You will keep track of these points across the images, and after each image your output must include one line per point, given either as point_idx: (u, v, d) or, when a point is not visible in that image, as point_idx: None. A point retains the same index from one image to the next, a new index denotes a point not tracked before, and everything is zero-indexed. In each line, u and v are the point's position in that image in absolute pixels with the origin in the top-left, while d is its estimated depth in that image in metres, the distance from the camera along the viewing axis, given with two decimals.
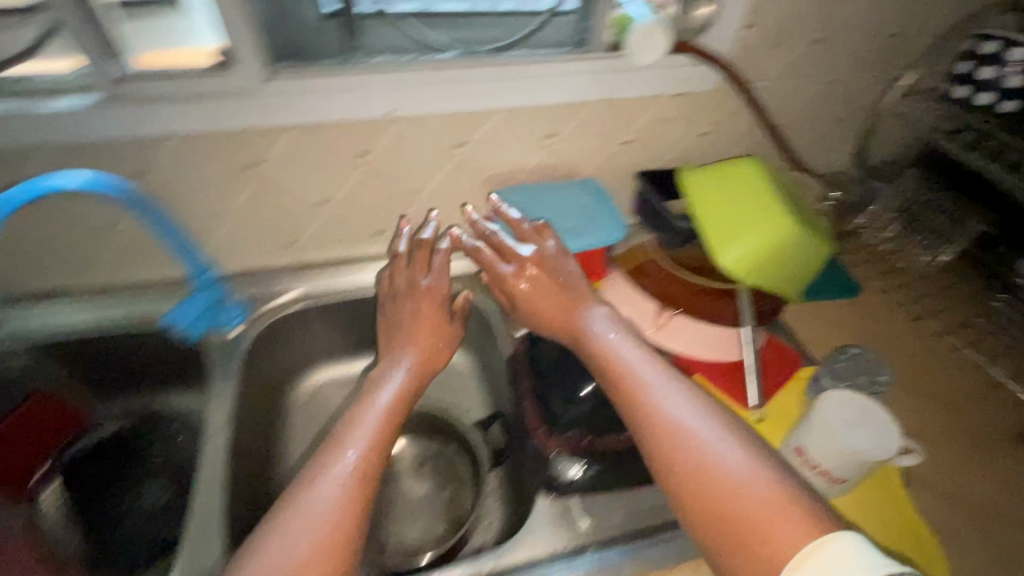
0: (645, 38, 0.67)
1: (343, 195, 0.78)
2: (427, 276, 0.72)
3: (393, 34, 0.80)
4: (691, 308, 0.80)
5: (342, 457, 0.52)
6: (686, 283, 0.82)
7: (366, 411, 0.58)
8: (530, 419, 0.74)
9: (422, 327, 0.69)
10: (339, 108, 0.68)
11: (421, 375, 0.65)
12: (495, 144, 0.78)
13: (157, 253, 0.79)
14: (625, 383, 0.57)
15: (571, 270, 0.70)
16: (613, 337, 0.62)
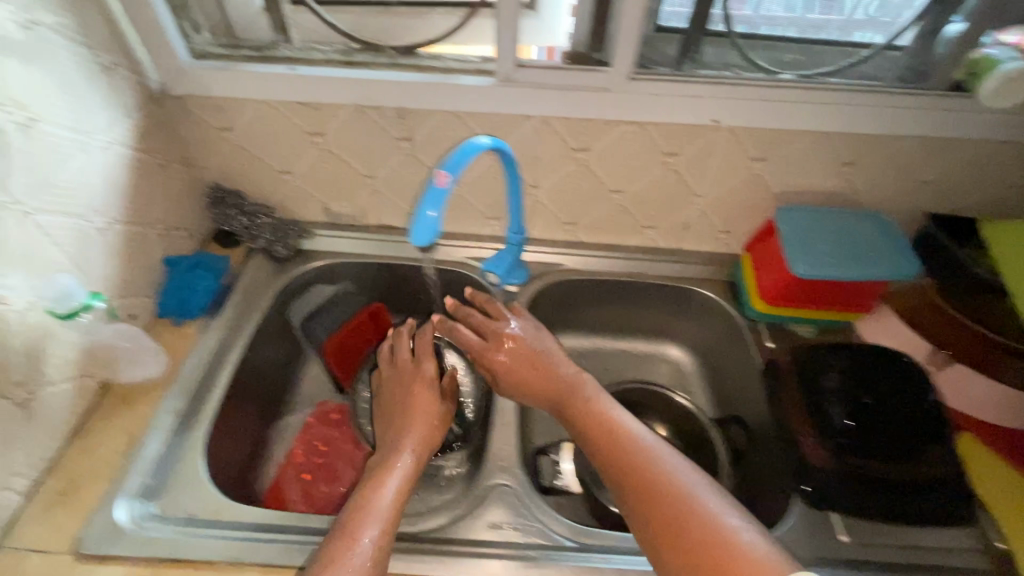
0: (1010, 85, 0.68)
1: (567, 176, 0.87)
2: (407, 365, 0.80)
3: (662, 48, 0.81)
4: (976, 362, 0.80)
5: (360, 536, 0.57)
6: (969, 334, 0.81)
7: (375, 498, 0.61)
8: (801, 421, 0.75)
9: (414, 418, 0.74)
10: (623, 107, 0.77)
11: (417, 444, 0.71)
12: (714, 157, 0.83)
13: (356, 196, 0.92)
14: (634, 469, 0.60)
15: (550, 352, 0.76)
16: (645, 429, 0.66)
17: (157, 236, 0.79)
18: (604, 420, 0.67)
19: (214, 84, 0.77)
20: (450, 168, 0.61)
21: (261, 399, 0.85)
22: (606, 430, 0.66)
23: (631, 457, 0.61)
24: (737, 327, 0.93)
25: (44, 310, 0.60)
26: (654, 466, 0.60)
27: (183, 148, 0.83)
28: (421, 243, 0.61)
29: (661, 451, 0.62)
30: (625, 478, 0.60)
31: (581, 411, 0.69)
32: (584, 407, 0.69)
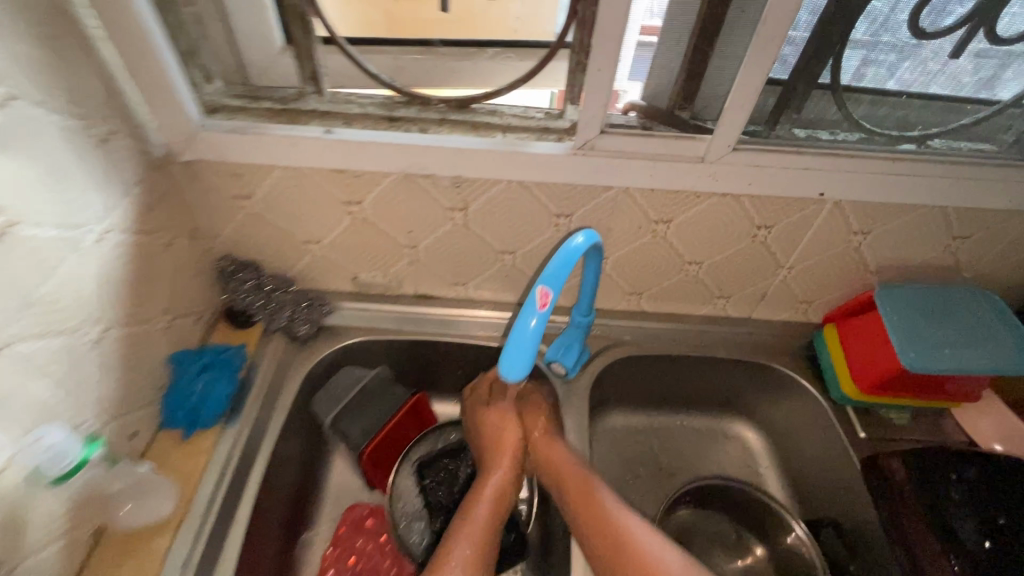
0: None
1: (634, 250, 0.76)
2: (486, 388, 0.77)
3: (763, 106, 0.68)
4: None
5: (459, 550, 0.59)
6: None
7: (465, 522, 0.62)
8: (917, 526, 0.67)
9: (503, 439, 0.72)
10: (712, 180, 0.66)
11: (499, 492, 0.67)
12: (808, 231, 0.73)
13: (387, 265, 0.80)
14: None
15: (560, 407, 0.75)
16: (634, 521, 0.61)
17: (162, 331, 0.65)
18: (614, 530, 0.60)
19: (233, 148, 0.63)
20: (551, 281, 0.53)
21: (286, 514, 0.72)
22: (620, 545, 0.58)
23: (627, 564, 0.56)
24: (820, 409, 0.83)
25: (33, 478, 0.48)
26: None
27: (191, 218, 0.69)
28: (515, 371, 0.54)
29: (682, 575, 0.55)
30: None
31: (594, 519, 0.61)
32: (597, 516, 0.61)
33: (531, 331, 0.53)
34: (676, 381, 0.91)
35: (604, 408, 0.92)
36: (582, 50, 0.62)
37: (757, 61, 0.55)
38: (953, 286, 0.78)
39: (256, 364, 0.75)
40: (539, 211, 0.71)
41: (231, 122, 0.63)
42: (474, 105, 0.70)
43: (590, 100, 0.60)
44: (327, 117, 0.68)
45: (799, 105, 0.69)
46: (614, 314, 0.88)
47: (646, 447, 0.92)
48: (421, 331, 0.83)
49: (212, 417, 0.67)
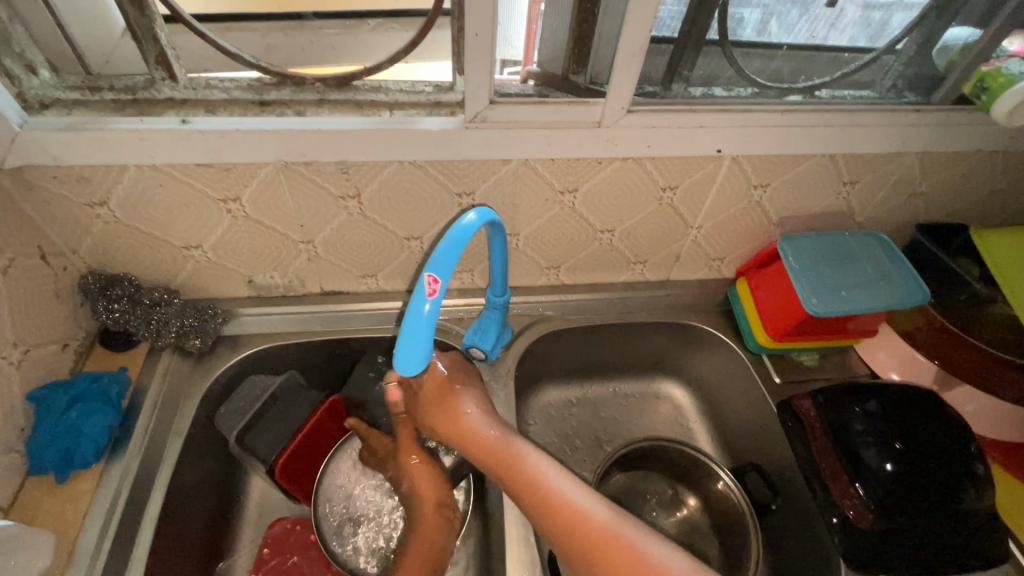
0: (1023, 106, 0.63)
1: (544, 224, 0.74)
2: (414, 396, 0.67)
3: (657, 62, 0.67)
4: (964, 372, 0.77)
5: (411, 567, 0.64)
6: (961, 348, 0.77)
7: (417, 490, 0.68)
8: (828, 462, 0.69)
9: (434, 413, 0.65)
10: (610, 146, 0.65)
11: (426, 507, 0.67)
12: (711, 189, 0.74)
13: (288, 265, 0.73)
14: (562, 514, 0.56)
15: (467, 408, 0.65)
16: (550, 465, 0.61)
17: (14, 366, 0.57)
18: (536, 484, 0.58)
19: (70, 149, 0.55)
20: (438, 263, 0.49)
21: (197, 544, 0.66)
22: (542, 497, 0.57)
23: (555, 512, 0.56)
24: (740, 361, 0.86)
25: None
26: (586, 524, 0.55)
27: (36, 234, 0.60)
28: (414, 364, 0.51)
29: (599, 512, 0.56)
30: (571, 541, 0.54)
31: (515, 472, 0.60)
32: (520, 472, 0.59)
33: (423, 324, 0.49)
34: (604, 350, 0.91)
35: (535, 385, 0.91)
36: (461, 14, 0.58)
37: (637, 15, 0.53)
38: (846, 230, 0.82)
39: (143, 388, 0.67)
40: (439, 190, 0.67)
41: (63, 119, 0.55)
42: (356, 83, 0.64)
43: (473, 67, 0.56)
44: (184, 105, 0.59)
45: (691, 61, 0.68)
46: (536, 290, 0.86)
47: (581, 418, 0.92)
48: (332, 331, 0.78)
49: (94, 453, 0.60)
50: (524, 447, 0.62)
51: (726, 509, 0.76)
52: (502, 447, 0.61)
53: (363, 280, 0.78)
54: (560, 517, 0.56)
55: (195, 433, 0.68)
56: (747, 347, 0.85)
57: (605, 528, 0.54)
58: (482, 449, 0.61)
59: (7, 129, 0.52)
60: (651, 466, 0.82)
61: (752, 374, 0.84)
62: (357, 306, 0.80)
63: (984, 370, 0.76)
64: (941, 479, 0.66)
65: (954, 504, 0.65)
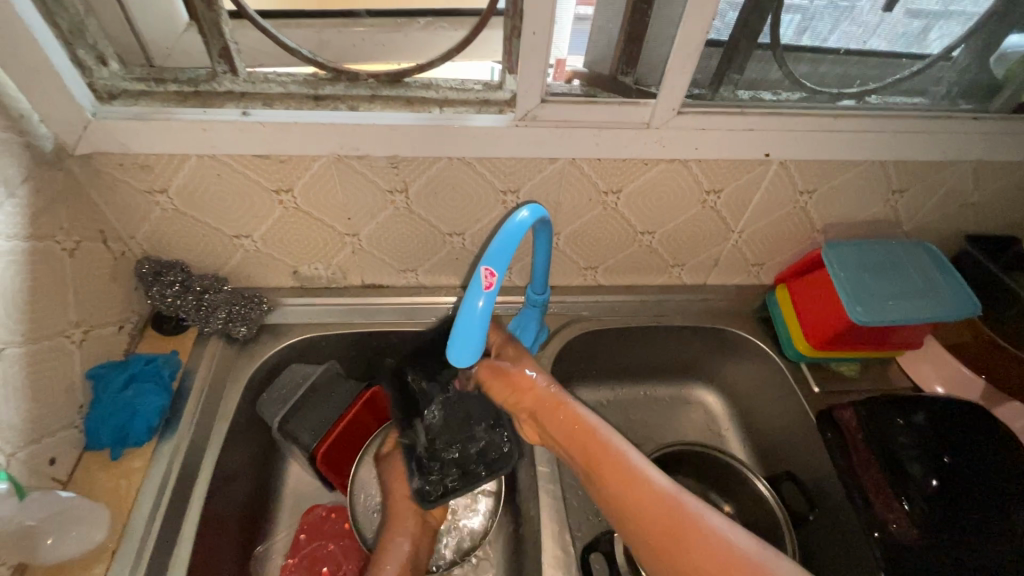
0: None
1: (585, 224, 0.75)
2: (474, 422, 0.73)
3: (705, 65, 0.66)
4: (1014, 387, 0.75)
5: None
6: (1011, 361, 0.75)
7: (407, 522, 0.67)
8: (869, 478, 0.68)
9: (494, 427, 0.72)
10: (656, 147, 0.65)
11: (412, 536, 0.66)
12: (756, 193, 0.73)
13: (332, 257, 0.75)
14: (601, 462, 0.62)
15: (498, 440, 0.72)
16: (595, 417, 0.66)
17: (75, 344, 0.59)
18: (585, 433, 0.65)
19: (137, 137, 0.57)
20: (495, 258, 0.49)
21: (236, 528, 0.68)
22: (624, 486, 0.59)
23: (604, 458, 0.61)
24: (776, 369, 0.85)
25: None
26: (660, 510, 0.56)
27: (98, 219, 0.62)
28: (467, 356, 0.51)
29: (682, 496, 0.57)
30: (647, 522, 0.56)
31: (597, 457, 0.62)
32: (606, 460, 0.61)
33: (478, 315, 0.50)
34: (637, 353, 0.91)
35: (567, 385, 0.91)
36: (516, 14, 0.58)
37: (695, 16, 0.53)
38: (893, 239, 0.80)
39: (191, 371, 0.69)
40: (484, 187, 0.67)
41: (131, 108, 0.57)
42: (407, 80, 0.66)
43: (527, 66, 0.57)
44: (243, 98, 0.61)
45: (742, 65, 0.68)
46: (572, 290, 0.86)
47: (611, 420, 0.92)
48: (371, 323, 0.79)
49: (145, 431, 0.62)
50: (594, 418, 0.66)
51: (760, 518, 0.75)
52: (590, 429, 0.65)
53: (403, 275, 0.79)
54: (606, 461, 0.61)
55: (238, 418, 0.70)
56: (784, 355, 0.84)
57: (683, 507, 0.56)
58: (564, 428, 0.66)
59: (80, 117, 0.54)
60: (683, 470, 0.81)
61: (788, 382, 0.82)
62: (395, 300, 0.81)
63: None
64: (985, 492, 0.65)
65: (1008, 526, 0.62)
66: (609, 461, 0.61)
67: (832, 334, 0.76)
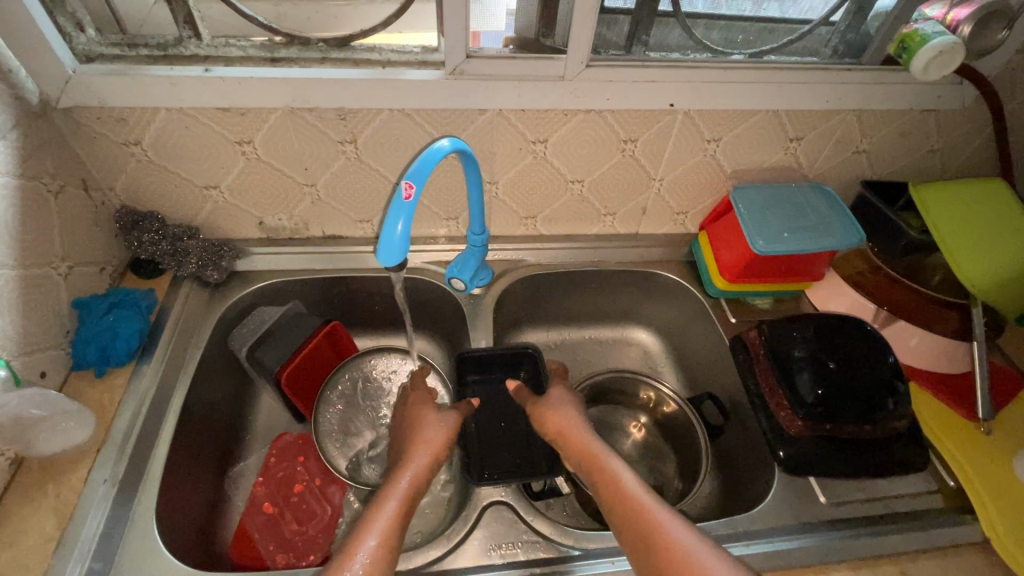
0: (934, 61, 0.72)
1: (520, 172, 0.84)
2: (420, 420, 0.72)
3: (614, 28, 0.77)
4: (902, 308, 0.85)
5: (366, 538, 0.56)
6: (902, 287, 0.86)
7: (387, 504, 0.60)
8: (768, 383, 0.79)
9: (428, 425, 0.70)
10: (573, 99, 0.74)
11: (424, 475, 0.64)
12: (669, 142, 0.83)
13: (295, 208, 0.83)
14: (628, 510, 0.59)
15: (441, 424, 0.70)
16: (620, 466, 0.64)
17: (61, 276, 0.67)
18: (597, 471, 0.64)
19: (112, 92, 0.65)
20: (414, 179, 0.56)
21: (210, 446, 0.76)
22: (631, 516, 0.58)
23: (608, 490, 0.62)
24: (700, 306, 0.94)
25: None
26: (637, 513, 0.58)
27: (80, 168, 0.71)
28: (390, 266, 0.58)
29: (645, 496, 0.60)
30: (615, 513, 0.60)
31: (595, 473, 0.64)
32: (621, 501, 0.60)
33: (400, 233, 0.56)
34: (578, 298, 1.00)
35: (516, 328, 1.00)
36: None
37: None
38: (796, 183, 0.90)
39: (167, 309, 0.78)
40: (425, 138, 0.76)
41: (107, 66, 0.65)
42: (353, 44, 0.74)
43: (451, 24, 0.66)
44: (207, 60, 0.70)
45: (647, 27, 0.78)
46: (517, 239, 0.96)
47: (557, 360, 1.01)
48: (332, 269, 0.88)
49: (127, 354, 0.70)
50: (613, 458, 0.65)
51: (681, 431, 0.85)
52: (589, 455, 0.66)
53: (361, 225, 0.88)
54: (613, 495, 0.61)
55: (211, 349, 0.78)
56: (705, 291, 0.94)
57: (659, 523, 0.56)
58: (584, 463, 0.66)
59: (62, 73, 0.63)
60: (616, 396, 0.91)
61: (709, 315, 0.92)
62: (354, 248, 0.90)
63: (915, 306, 0.85)
64: (867, 394, 0.74)
65: (882, 416, 0.73)
66: (625, 501, 0.60)
67: (739, 267, 0.86)
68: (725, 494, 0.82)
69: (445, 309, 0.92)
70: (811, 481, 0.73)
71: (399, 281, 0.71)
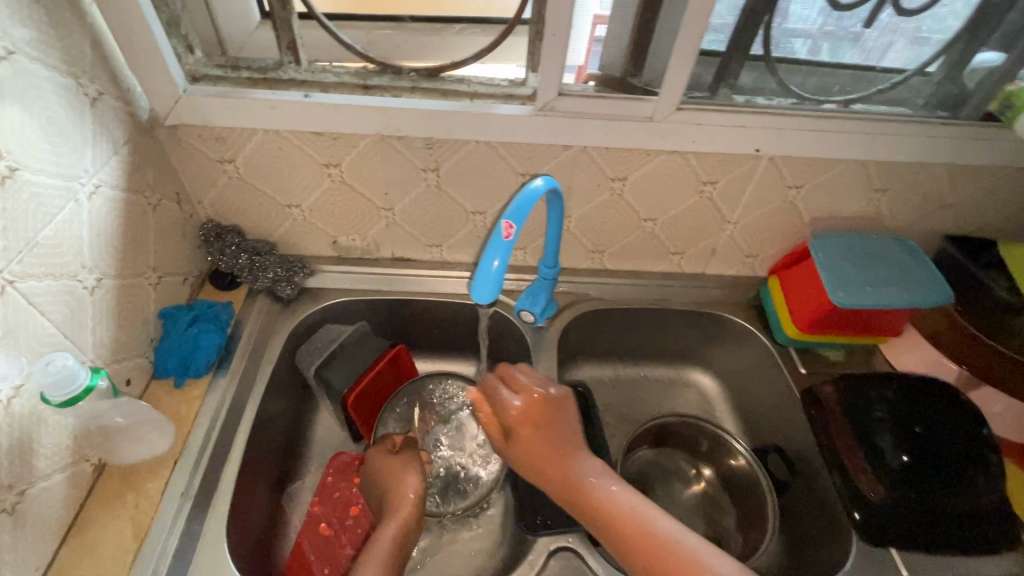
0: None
1: (593, 208, 0.83)
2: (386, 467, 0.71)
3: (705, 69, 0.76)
4: (984, 373, 0.81)
5: None
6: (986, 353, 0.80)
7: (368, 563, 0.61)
8: (845, 443, 0.75)
9: (396, 474, 0.70)
10: (658, 140, 0.74)
11: (407, 524, 0.65)
12: (748, 186, 0.81)
13: (369, 230, 0.85)
14: (649, 548, 0.55)
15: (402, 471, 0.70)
16: (613, 487, 0.61)
17: (151, 286, 0.69)
18: (582, 495, 0.61)
19: (216, 112, 0.68)
20: (513, 219, 0.57)
21: (272, 462, 0.76)
22: (656, 557, 0.54)
23: (608, 520, 0.58)
24: (767, 353, 0.92)
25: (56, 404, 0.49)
26: (662, 546, 0.55)
27: (175, 181, 0.73)
28: (484, 301, 0.60)
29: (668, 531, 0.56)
30: (631, 550, 0.56)
31: (581, 497, 0.61)
32: (638, 536, 0.56)
33: (497, 267, 0.58)
34: (638, 334, 0.98)
35: (572, 361, 0.99)
36: (540, 20, 0.68)
37: (692, 26, 0.62)
38: (876, 233, 0.87)
39: (242, 322, 0.79)
40: (507, 170, 0.77)
41: (214, 87, 0.67)
42: (443, 74, 0.75)
43: (547, 63, 0.66)
44: (305, 85, 0.72)
45: (735, 73, 0.77)
46: (581, 273, 0.95)
47: (612, 397, 0.99)
48: (398, 291, 0.88)
49: (204, 366, 0.71)
50: (594, 473, 0.63)
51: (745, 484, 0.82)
52: (569, 474, 0.63)
53: (429, 250, 0.89)
54: (622, 528, 0.57)
55: (280, 366, 0.79)
56: (774, 338, 0.91)
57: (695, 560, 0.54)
58: (560, 483, 0.63)
59: (174, 92, 0.65)
60: (676, 441, 0.88)
61: (777, 363, 0.89)
62: (421, 272, 0.90)
63: (1001, 372, 0.79)
64: (953, 467, 0.72)
65: (967, 490, 0.70)
66: (641, 536, 0.56)
67: (815, 318, 0.84)
68: (793, 556, 0.78)
69: (506, 339, 0.91)
70: (894, 553, 0.69)
71: (486, 315, 0.72)
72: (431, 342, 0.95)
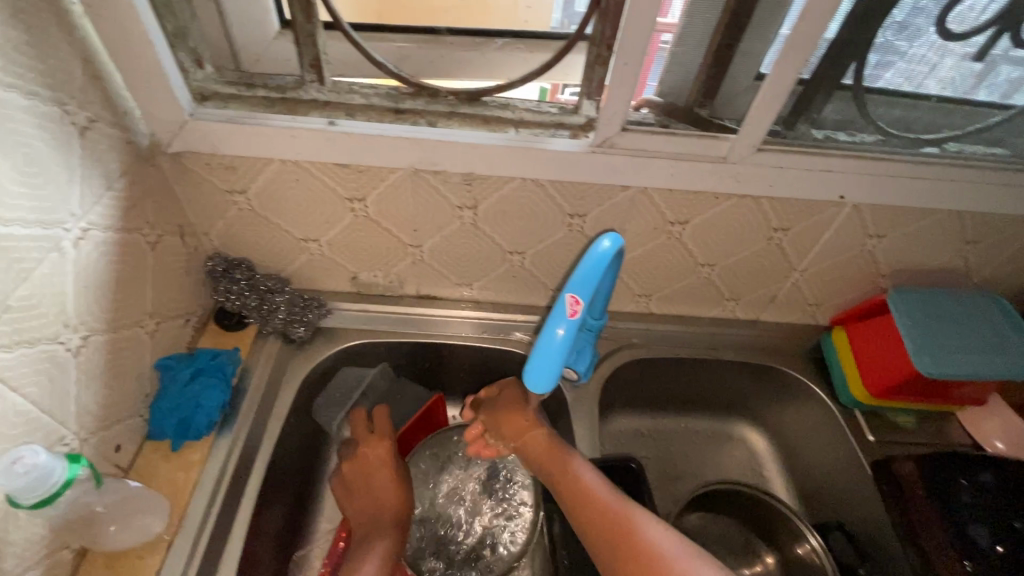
0: None
1: (646, 251, 0.74)
2: (367, 471, 0.67)
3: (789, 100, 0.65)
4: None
5: None
6: None
7: None
8: (927, 529, 0.67)
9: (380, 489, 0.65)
10: (728, 184, 0.65)
11: (393, 541, 0.60)
12: (823, 234, 0.72)
13: (393, 267, 0.76)
14: (619, 533, 0.53)
15: (383, 481, 0.66)
16: (593, 477, 0.59)
17: (147, 335, 0.60)
18: (564, 479, 0.60)
19: (228, 139, 0.59)
20: (578, 288, 0.50)
21: (280, 531, 0.67)
22: (623, 542, 0.52)
23: (581, 502, 0.57)
24: (829, 414, 0.82)
25: (25, 507, 0.41)
26: (626, 529, 0.53)
27: (178, 213, 0.64)
28: (540, 387, 0.51)
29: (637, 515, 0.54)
30: (599, 535, 0.54)
31: (563, 485, 0.60)
32: (612, 525, 0.54)
33: (559, 339, 0.50)
34: (682, 384, 0.89)
35: (609, 411, 0.90)
36: (604, 42, 0.58)
37: (789, 58, 0.53)
38: (963, 290, 0.78)
39: (250, 369, 0.70)
40: (553, 210, 0.68)
41: (225, 111, 0.58)
42: (486, 98, 0.65)
43: (612, 94, 0.57)
44: (328, 107, 0.62)
45: (820, 106, 0.64)
46: (623, 316, 0.86)
47: (652, 452, 0.90)
48: (423, 334, 0.80)
49: (206, 426, 0.63)
50: (579, 460, 0.62)
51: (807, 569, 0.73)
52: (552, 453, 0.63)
53: (459, 289, 0.80)
54: (592, 512, 0.56)
55: (290, 419, 0.71)
56: (838, 399, 0.82)
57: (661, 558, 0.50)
58: (544, 465, 0.63)
59: (179, 117, 0.56)
60: (726, 511, 0.79)
61: (841, 427, 0.80)
62: (448, 312, 0.81)
63: None
64: None
65: None
66: (614, 523, 0.54)
67: (892, 384, 0.74)
68: None
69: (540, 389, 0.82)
70: None
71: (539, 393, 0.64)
72: (456, 386, 0.86)
